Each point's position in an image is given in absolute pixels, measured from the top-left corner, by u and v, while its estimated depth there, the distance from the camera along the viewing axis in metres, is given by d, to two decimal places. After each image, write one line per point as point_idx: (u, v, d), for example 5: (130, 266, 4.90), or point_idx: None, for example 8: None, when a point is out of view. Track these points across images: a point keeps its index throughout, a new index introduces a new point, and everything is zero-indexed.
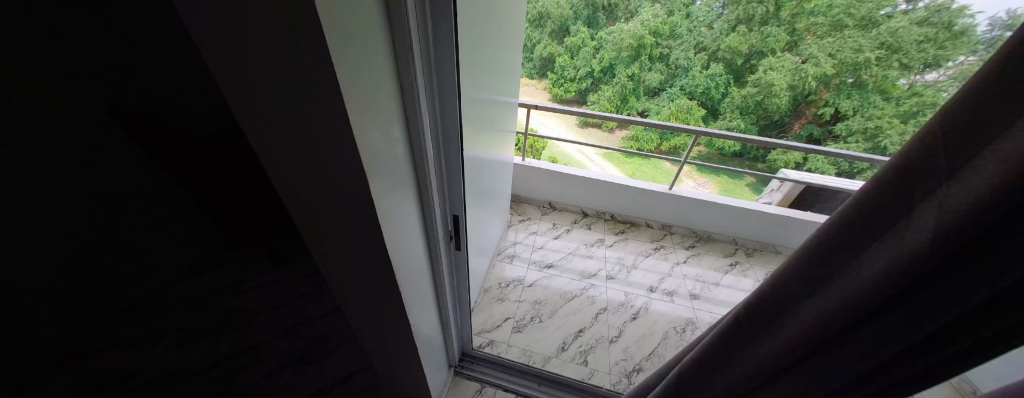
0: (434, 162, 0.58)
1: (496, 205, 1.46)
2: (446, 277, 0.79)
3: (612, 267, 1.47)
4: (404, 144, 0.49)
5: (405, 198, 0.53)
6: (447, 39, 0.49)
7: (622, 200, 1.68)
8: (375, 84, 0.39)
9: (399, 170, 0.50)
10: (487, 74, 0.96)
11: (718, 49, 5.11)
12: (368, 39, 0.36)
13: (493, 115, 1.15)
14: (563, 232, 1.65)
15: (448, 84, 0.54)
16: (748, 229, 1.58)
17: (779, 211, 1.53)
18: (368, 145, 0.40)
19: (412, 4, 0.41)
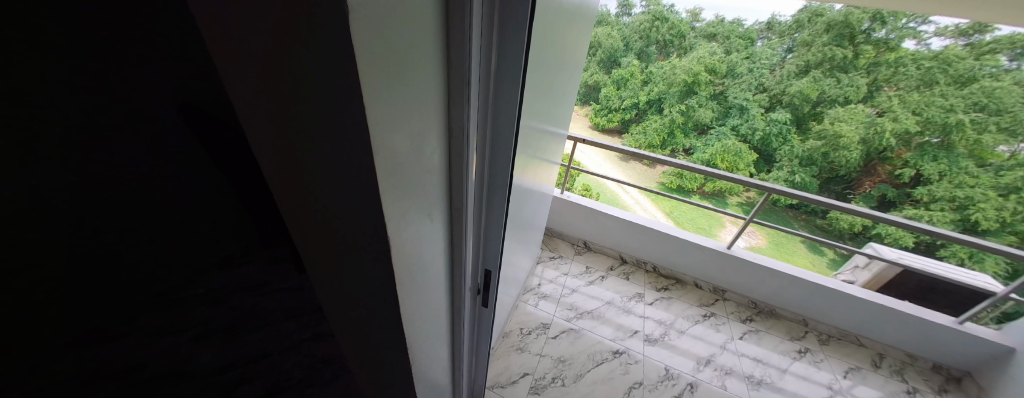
0: (476, 212, 0.50)
1: (528, 239, 1.37)
2: (469, 333, 0.69)
3: (653, 329, 1.29)
4: (447, 197, 0.41)
5: (439, 255, 0.45)
6: (516, 80, 0.41)
7: (666, 252, 1.50)
8: (420, 135, 0.31)
9: (438, 225, 0.42)
10: (539, 105, 0.89)
11: (781, 92, 4.73)
12: (421, 78, 0.28)
13: (538, 147, 1.08)
14: (597, 279, 1.50)
15: (505, 129, 0.45)
16: (826, 311, 1.33)
17: (867, 295, 1.28)
18: (407, 200, 0.32)
19: (478, 38, 0.32)
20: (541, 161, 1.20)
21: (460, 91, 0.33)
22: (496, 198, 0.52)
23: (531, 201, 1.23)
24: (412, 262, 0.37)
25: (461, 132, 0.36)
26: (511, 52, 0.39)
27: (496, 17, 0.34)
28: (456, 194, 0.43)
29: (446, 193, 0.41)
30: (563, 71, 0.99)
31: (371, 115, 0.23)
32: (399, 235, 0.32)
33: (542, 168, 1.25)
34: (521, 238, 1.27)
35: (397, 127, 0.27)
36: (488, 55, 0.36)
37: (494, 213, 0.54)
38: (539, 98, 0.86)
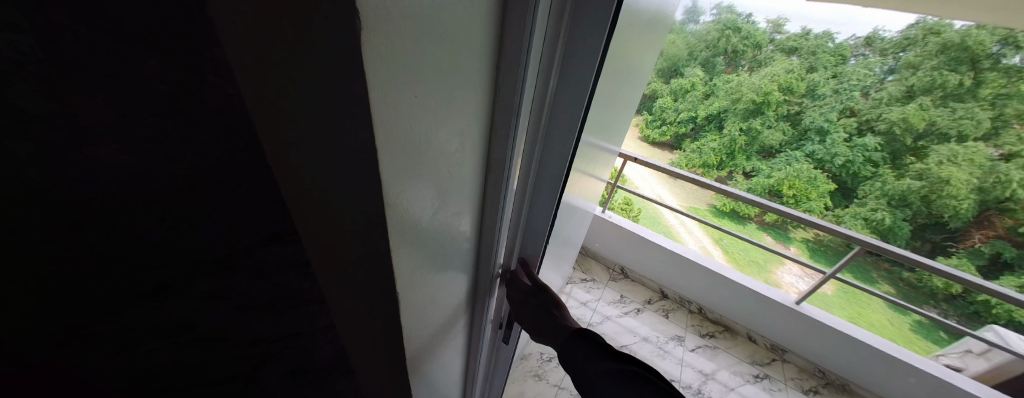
0: (505, 249, 0.45)
1: (562, 256, 1.31)
2: (483, 366, 0.64)
3: (690, 375, 1.39)
4: (475, 237, 0.37)
5: (458, 292, 0.41)
6: (572, 117, 0.35)
7: (715, 292, 1.59)
8: (450, 181, 0.27)
9: (459, 264, 0.37)
10: (593, 124, 0.83)
11: (873, 118, 4.09)
12: (458, 126, 0.24)
13: (587, 164, 1.02)
14: (632, 312, 1.63)
15: (551, 167, 0.39)
16: (867, 376, 1.37)
17: (924, 366, 1.29)
18: (423, 248, 0.28)
19: (533, 75, 0.27)
20: (588, 178, 1.14)
21: (503, 130, 0.28)
22: (530, 236, 0.47)
23: (571, 217, 1.17)
24: (422, 307, 0.33)
25: (498, 171, 0.32)
26: (572, 85, 0.32)
27: (559, 46, 0.29)
28: (485, 234, 0.38)
29: (473, 233, 0.36)
30: (626, 84, 0.90)
31: (389, 169, 0.19)
32: (407, 283, 0.28)
33: (588, 185, 1.18)
34: (556, 256, 1.23)
35: (419, 176, 0.23)
36: (542, 87, 0.31)
37: (526, 250, 0.49)
38: (595, 116, 0.80)
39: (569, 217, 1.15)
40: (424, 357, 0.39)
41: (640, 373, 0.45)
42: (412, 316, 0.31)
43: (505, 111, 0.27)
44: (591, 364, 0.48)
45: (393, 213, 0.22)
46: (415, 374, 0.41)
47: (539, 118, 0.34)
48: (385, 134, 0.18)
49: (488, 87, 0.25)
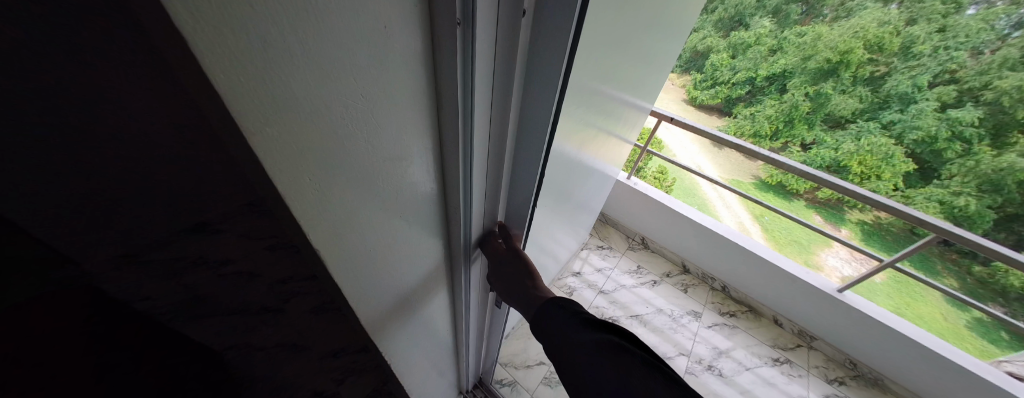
0: (485, 212, 0.42)
1: (578, 220, 1.27)
2: (470, 315, 0.66)
3: (702, 351, 1.36)
4: (435, 196, 0.34)
5: (426, 250, 0.39)
6: (556, 67, 0.28)
7: (745, 272, 1.48)
8: (392, 153, 0.25)
9: (420, 225, 0.35)
10: (622, 76, 0.73)
11: (979, 84, 3.45)
12: (390, 91, 0.21)
13: (613, 122, 0.92)
14: (648, 283, 1.58)
15: (534, 127, 0.33)
16: (908, 375, 1.25)
17: (979, 369, 1.15)
18: (358, 205, 0.25)
19: (485, 37, 0.22)
20: (614, 138, 1.05)
21: (452, 100, 0.25)
22: (509, 197, 0.43)
23: (592, 180, 1.11)
24: (375, 264, 0.32)
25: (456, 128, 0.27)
26: (552, 21, 0.26)
27: None
28: (450, 195, 0.34)
29: (433, 192, 0.33)
30: (665, 30, 0.79)
31: (289, 144, 0.18)
32: (360, 250, 0.28)
33: (613, 146, 1.09)
34: (573, 220, 1.21)
35: (322, 123, 0.19)
36: (508, 21, 0.24)
37: (506, 212, 0.45)
38: (624, 67, 0.70)
39: (590, 179, 1.08)
40: (389, 313, 0.39)
41: (621, 342, 0.41)
42: (358, 273, 0.30)
43: (451, 51, 0.22)
44: (567, 337, 0.44)
45: (288, 171, 0.19)
46: (381, 328, 0.41)
47: (510, 63, 0.27)
48: (227, 69, 0.13)
49: (418, 14, 0.20)
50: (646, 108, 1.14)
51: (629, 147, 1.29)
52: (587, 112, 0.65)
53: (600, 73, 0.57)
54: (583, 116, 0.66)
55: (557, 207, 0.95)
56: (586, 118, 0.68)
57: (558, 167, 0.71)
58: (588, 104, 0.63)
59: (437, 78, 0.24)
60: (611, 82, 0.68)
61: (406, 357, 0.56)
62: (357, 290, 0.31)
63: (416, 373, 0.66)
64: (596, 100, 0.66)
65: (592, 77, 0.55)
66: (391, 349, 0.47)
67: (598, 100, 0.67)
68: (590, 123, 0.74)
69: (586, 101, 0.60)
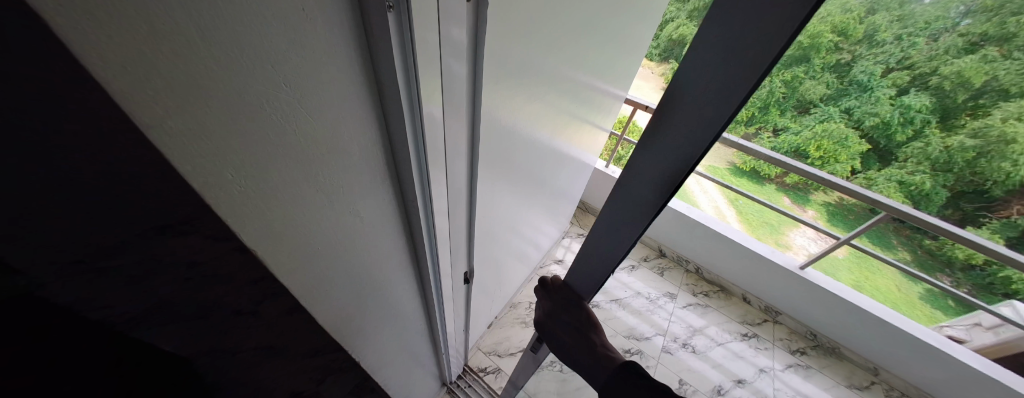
0: (442, 192, 0.46)
1: (556, 205, 1.29)
2: (444, 300, 0.69)
3: (680, 333, 1.41)
4: (385, 168, 0.38)
5: (380, 222, 0.43)
6: (713, 111, 0.26)
7: (716, 252, 1.55)
8: (332, 118, 0.29)
9: (371, 196, 0.38)
10: (592, 60, 0.74)
11: (934, 71, 3.69)
12: (324, 63, 0.25)
13: (587, 107, 0.94)
14: (627, 268, 1.63)
15: (678, 126, 0.28)
16: (860, 342, 1.36)
17: (927, 334, 1.26)
18: (301, 167, 0.29)
19: (412, 20, 0.26)
20: (589, 124, 1.06)
21: (388, 74, 0.28)
22: (460, 170, 0.48)
23: (568, 166, 1.13)
24: (321, 229, 0.35)
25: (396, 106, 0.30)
26: (714, 97, 0.25)
27: None
28: (400, 167, 0.38)
29: (382, 162, 0.37)
30: (633, 16, 0.80)
31: (234, 99, 0.22)
32: (309, 209, 0.32)
33: (588, 132, 1.11)
34: (550, 208, 1.24)
35: (264, 87, 0.23)
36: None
37: (458, 185, 0.50)
38: (593, 49, 0.71)
39: (567, 163, 1.10)
40: (348, 277, 0.43)
41: None
42: (304, 235, 0.33)
43: (384, 33, 0.25)
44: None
45: (231, 127, 0.22)
46: (345, 295, 0.44)
47: (441, 42, 0.31)
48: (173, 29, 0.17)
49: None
50: (619, 96, 1.17)
51: (604, 135, 1.33)
52: (553, 94, 0.66)
53: (563, 52, 0.58)
54: (551, 98, 0.67)
55: (533, 192, 0.96)
56: (555, 101, 0.70)
57: (528, 149, 0.72)
58: (555, 85, 0.64)
59: (374, 56, 0.28)
60: (578, 65, 0.69)
61: (373, 340, 0.58)
62: (311, 247, 0.35)
63: (394, 357, 0.69)
64: (563, 82, 0.67)
65: (553, 55, 0.56)
66: (358, 318, 0.50)
67: (565, 83, 0.68)
68: (561, 106, 0.75)
69: (551, 81, 0.62)
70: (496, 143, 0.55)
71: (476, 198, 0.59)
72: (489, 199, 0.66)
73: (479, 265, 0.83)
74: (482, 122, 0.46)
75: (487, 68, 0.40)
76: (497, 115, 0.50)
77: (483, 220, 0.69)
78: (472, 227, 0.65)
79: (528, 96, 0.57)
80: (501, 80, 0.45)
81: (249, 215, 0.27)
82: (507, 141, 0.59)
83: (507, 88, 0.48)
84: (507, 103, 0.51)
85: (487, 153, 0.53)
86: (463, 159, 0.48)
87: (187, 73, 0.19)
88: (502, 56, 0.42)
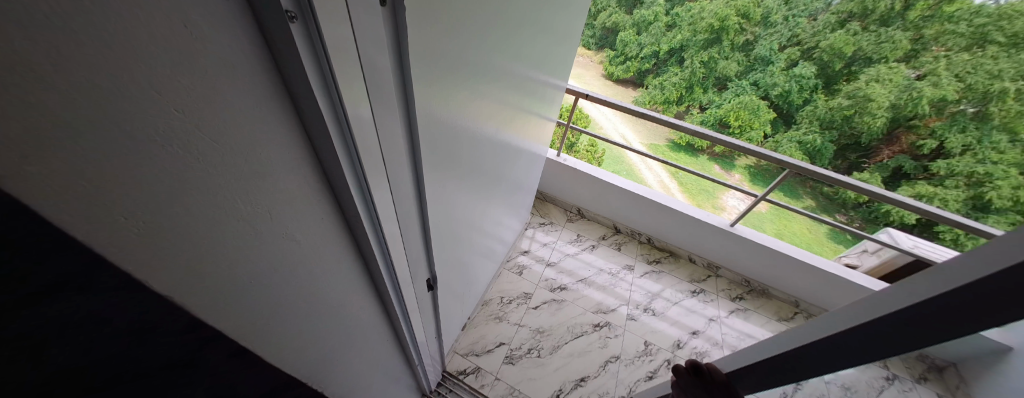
0: (388, 202, 0.45)
1: (515, 198, 1.32)
2: (409, 309, 0.67)
3: (640, 300, 1.52)
4: (320, 183, 0.36)
5: (322, 241, 0.40)
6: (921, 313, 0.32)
7: (662, 222, 1.69)
8: (246, 137, 0.27)
9: (307, 215, 0.36)
10: (527, 51, 0.76)
11: (815, 45, 4.42)
12: (224, 80, 0.23)
13: (530, 98, 0.96)
14: (588, 247, 1.72)
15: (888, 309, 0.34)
16: (783, 280, 1.61)
17: (832, 267, 1.51)
18: (220, 195, 0.27)
19: (317, 26, 0.25)
20: (534, 115, 1.09)
21: (302, 85, 0.27)
22: (403, 177, 0.47)
23: (521, 158, 1.15)
24: (254, 257, 0.33)
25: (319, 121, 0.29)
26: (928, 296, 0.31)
27: None
28: (335, 181, 0.37)
29: (315, 179, 0.35)
30: (561, 4, 0.83)
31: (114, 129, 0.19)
32: (232, 236, 0.30)
33: (535, 123, 1.14)
34: (509, 200, 1.26)
35: (157, 112, 0.21)
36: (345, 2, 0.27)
37: (404, 192, 0.49)
38: (527, 41, 0.72)
39: (520, 154, 1.12)
40: (290, 303, 0.40)
41: None
42: (232, 266, 0.31)
43: (291, 42, 0.24)
44: None
45: (120, 160, 0.20)
46: (290, 320, 0.41)
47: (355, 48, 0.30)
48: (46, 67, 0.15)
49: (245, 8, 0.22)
50: (560, 85, 1.21)
51: (552, 124, 1.37)
52: (493, 88, 0.66)
53: (497, 45, 0.59)
54: (492, 92, 0.67)
55: (490, 187, 0.96)
56: (497, 94, 0.70)
57: (477, 145, 0.71)
58: (493, 78, 0.64)
59: (284, 68, 0.26)
60: (514, 58, 0.70)
61: (336, 363, 0.55)
62: (241, 277, 0.32)
63: (361, 379, 0.65)
64: (502, 74, 0.68)
65: (488, 49, 0.56)
66: (310, 343, 0.47)
67: (505, 75, 0.69)
68: (503, 99, 0.75)
69: (490, 75, 0.62)
70: (442, 145, 0.54)
71: (426, 202, 0.58)
72: (444, 201, 0.66)
73: (443, 270, 0.82)
74: (420, 124, 0.45)
75: (413, 69, 0.39)
76: (439, 117, 0.49)
77: (439, 224, 0.68)
78: (427, 231, 0.64)
79: (469, 92, 0.56)
80: (435, 80, 0.44)
81: (159, 255, 0.24)
82: (454, 140, 0.58)
83: (444, 87, 0.47)
84: (447, 103, 0.50)
85: (432, 156, 0.52)
86: (405, 164, 0.47)
87: (67, 107, 0.16)
88: (433, 56, 0.42)
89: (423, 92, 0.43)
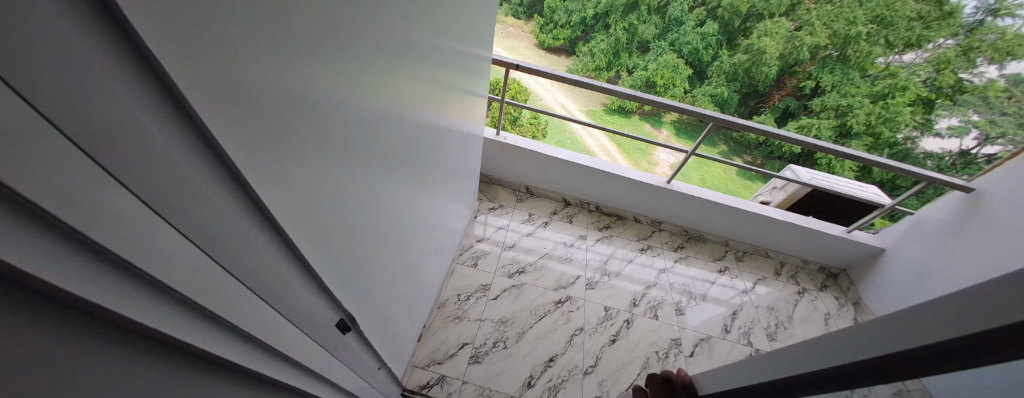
0: (267, 252, 0.33)
1: (456, 188, 1.21)
2: (338, 360, 0.55)
3: (595, 270, 1.55)
4: (133, 324, 0.22)
5: (168, 361, 0.26)
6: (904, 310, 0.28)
7: (608, 188, 1.73)
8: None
9: (127, 340, 0.22)
10: (434, 23, 0.63)
11: (717, 5, 4.88)
12: None
13: (449, 73, 0.83)
14: (540, 225, 1.69)
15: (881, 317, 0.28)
16: (714, 225, 1.78)
17: (751, 206, 1.71)
18: None
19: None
20: (458, 92, 0.97)
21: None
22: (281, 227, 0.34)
23: (453, 144, 1.03)
24: None
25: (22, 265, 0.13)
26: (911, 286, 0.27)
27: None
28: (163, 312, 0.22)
29: (109, 322, 0.20)
30: None
31: None
32: None
33: (459, 100, 1.01)
34: (448, 193, 1.14)
35: None
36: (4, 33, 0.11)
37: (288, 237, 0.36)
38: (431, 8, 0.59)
39: (451, 139, 1.00)
40: None
41: None
42: None
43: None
44: None
45: None
46: None
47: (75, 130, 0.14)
48: None
49: None
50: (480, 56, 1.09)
51: (481, 101, 1.25)
52: (402, 72, 0.54)
53: (393, 17, 0.46)
54: (402, 78, 0.54)
55: (427, 184, 0.84)
56: (409, 77, 0.57)
57: (399, 144, 0.59)
58: (400, 59, 0.51)
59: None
60: (420, 31, 0.57)
61: None
62: None
63: None
64: (410, 52, 0.55)
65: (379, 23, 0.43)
66: None
67: (412, 53, 0.56)
68: (418, 84, 0.62)
69: (393, 57, 0.49)
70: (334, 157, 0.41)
71: (337, 230, 0.45)
72: (363, 218, 0.53)
73: (383, 291, 0.71)
74: (295, 141, 0.32)
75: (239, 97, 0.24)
76: (323, 124, 0.36)
77: (363, 245, 0.56)
78: (349, 261, 0.51)
79: (367, 82, 0.43)
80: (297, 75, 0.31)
81: None
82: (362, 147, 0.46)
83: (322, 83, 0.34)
84: (336, 103, 0.37)
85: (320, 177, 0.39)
86: (291, 199, 0.34)
87: None
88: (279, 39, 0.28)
89: (287, 96, 0.30)
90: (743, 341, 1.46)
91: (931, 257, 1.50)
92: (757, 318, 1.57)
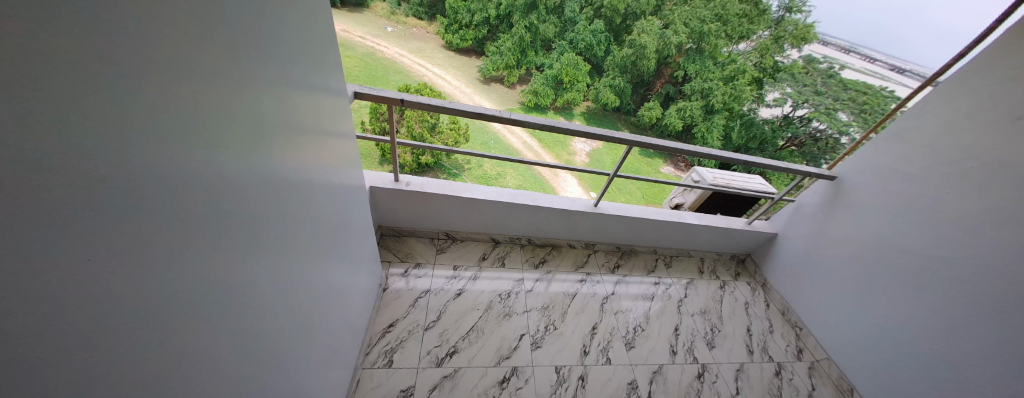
0: None
1: (332, 281, 0.86)
2: None
3: (536, 323, 1.35)
4: None
5: None
6: None
7: (536, 220, 1.57)
8: None
9: None
10: (112, 97, 0.30)
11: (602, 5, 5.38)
12: None
13: (243, 151, 0.48)
14: (469, 280, 1.43)
15: None
16: (642, 237, 1.77)
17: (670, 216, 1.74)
18: None
19: None
20: (289, 163, 0.62)
21: None
22: None
23: (303, 240, 0.69)
24: None
25: None
26: None
27: None
28: None
29: None
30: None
31: None
32: None
33: (301, 167, 0.66)
34: (320, 300, 0.79)
35: None
36: None
37: None
38: (61, 70, 0.26)
39: (296, 230, 0.65)
40: None
41: None
42: None
43: None
44: None
45: None
46: None
47: None
48: None
49: None
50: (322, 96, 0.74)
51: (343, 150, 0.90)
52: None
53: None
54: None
55: (221, 344, 0.48)
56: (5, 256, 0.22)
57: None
58: None
59: None
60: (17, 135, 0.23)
61: None
62: None
63: None
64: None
65: None
66: None
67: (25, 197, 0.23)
68: (85, 232, 0.28)
69: None
70: None
71: None
72: None
73: None
74: None
75: None
76: None
77: None
78: None
79: None
80: None
81: None
82: None
83: None
84: None
85: None
86: None
87: None
88: None
89: None
90: (689, 359, 1.45)
91: (819, 237, 1.70)
92: (694, 327, 1.58)
